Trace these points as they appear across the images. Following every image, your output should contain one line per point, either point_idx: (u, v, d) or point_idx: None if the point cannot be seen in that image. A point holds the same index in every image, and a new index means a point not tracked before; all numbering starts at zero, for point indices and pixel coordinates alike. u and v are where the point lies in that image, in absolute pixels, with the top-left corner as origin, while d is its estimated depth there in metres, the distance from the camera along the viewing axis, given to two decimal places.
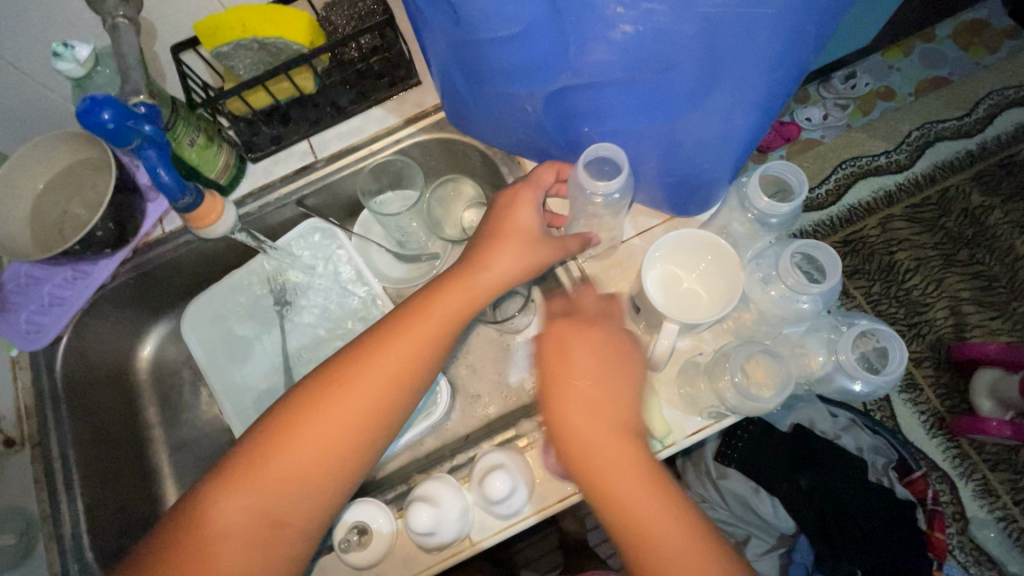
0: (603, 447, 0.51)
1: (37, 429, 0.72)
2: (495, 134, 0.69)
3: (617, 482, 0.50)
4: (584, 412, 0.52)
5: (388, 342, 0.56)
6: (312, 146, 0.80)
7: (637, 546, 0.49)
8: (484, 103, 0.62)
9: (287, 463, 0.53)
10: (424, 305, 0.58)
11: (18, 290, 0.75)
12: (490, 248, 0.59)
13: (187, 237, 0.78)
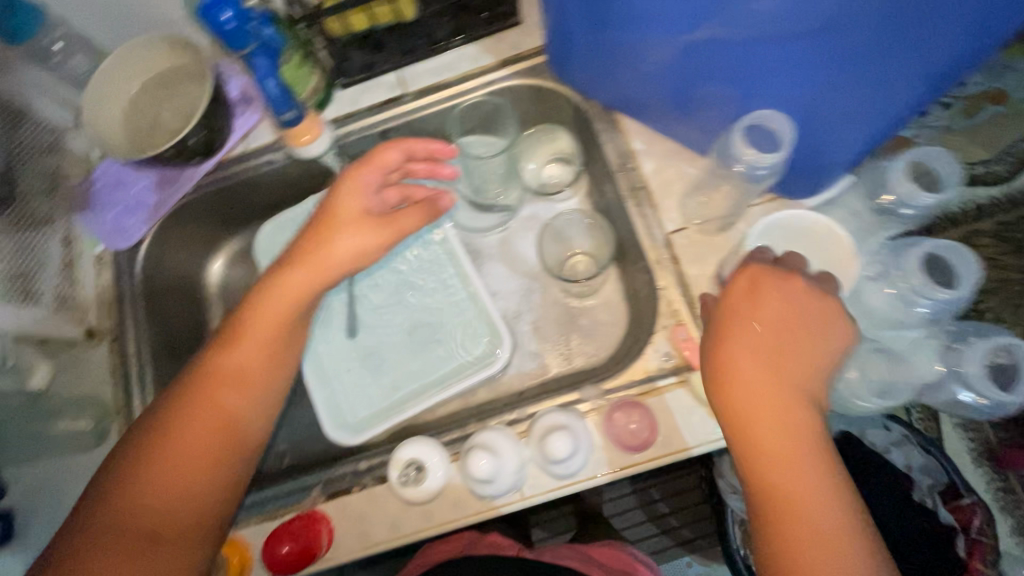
0: (773, 397, 0.50)
1: (114, 324, 0.75)
2: (608, 81, 0.66)
3: (767, 446, 0.50)
4: (762, 370, 0.51)
5: (244, 328, 0.62)
6: (401, 78, 0.77)
7: (775, 500, 0.49)
8: (608, 44, 0.59)
9: (180, 451, 0.57)
10: (258, 304, 0.63)
11: (108, 190, 0.77)
12: (329, 229, 0.65)
13: (268, 158, 0.77)
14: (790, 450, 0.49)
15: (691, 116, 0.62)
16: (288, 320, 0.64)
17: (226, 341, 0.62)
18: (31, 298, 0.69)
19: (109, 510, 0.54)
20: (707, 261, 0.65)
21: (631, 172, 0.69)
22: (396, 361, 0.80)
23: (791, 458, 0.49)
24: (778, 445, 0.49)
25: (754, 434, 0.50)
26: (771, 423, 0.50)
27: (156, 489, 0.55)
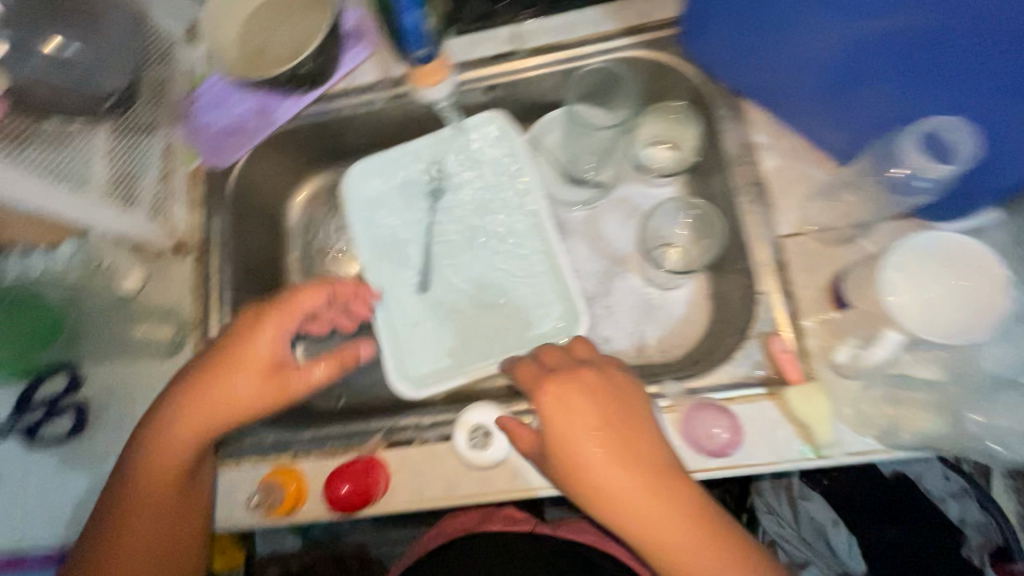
0: (628, 487, 0.50)
1: (200, 240, 0.76)
2: (751, 68, 0.63)
3: (677, 546, 0.49)
4: (624, 473, 0.50)
5: (153, 449, 0.59)
6: (516, 34, 0.74)
7: None
8: (767, 25, 0.57)
9: (145, 514, 0.60)
10: (201, 378, 0.60)
11: (209, 107, 0.77)
12: (227, 373, 0.59)
13: (371, 98, 0.76)
14: (706, 546, 0.49)
15: (841, 115, 0.58)
16: (213, 424, 0.60)
17: (165, 416, 0.60)
18: (129, 202, 0.68)
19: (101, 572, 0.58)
20: (819, 273, 0.61)
21: (750, 165, 0.65)
22: (464, 323, 0.78)
23: (709, 552, 0.49)
24: (689, 543, 0.49)
25: (658, 540, 0.49)
26: (667, 525, 0.49)
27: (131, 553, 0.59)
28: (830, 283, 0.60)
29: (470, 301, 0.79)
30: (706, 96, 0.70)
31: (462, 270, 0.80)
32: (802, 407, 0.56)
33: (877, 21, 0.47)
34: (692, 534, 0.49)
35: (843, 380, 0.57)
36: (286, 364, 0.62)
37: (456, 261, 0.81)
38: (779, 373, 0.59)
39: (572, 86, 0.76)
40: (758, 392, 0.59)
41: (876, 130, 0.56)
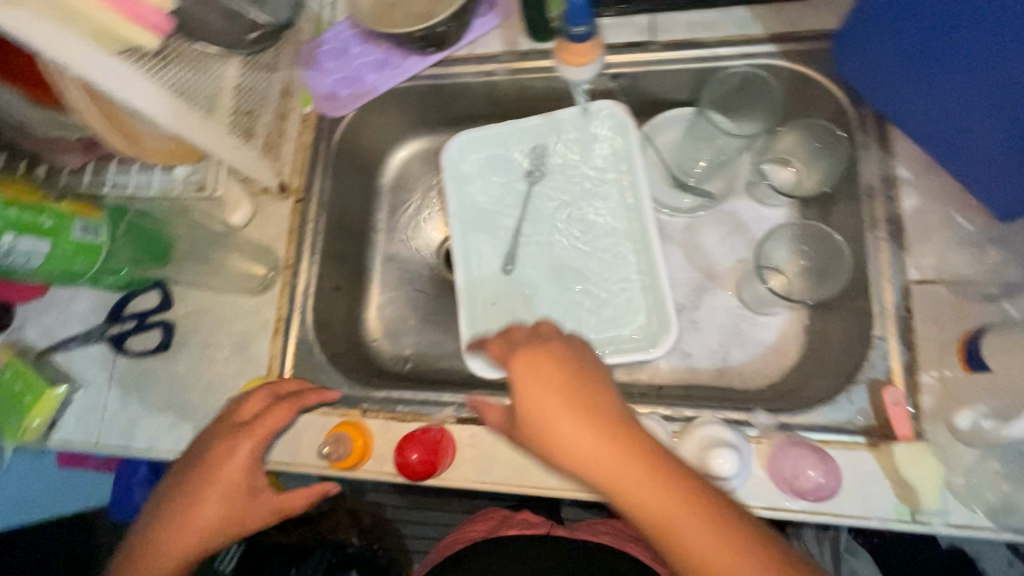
0: (598, 451, 0.45)
1: (303, 185, 0.76)
2: (916, 98, 0.58)
3: (671, 521, 0.43)
4: (590, 434, 0.45)
5: (157, 534, 0.56)
6: (653, 24, 0.71)
7: None
8: (944, 60, 0.52)
9: None
10: (234, 450, 0.58)
11: (332, 55, 0.77)
12: (203, 500, 0.56)
13: (492, 69, 0.74)
14: (696, 516, 0.43)
15: (1013, 169, 0.52)
16: (212, 516, 0.56)
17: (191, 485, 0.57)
18: (247, 137, 0.68)
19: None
20: (948, 328, 0.57)
21: (887, 201, 0.61)
22: (545, 311, 0.77)
23: (701, 522, 0.42)
24: (659, 499, 0.43)
25: (631, 501, 0.44)
26: (636, 481, 0.44)
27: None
28: (959, 340, 0.56)
29: (554, 291, 0.78)
30: (849, 118, 0.65)
31: (550, 258, 0.79)
32: (910, 468, 0.53)
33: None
34: (679, 497, 0.43)
35: (956, 445, 0.53)
36: (259, 490, 0.58)
37: (545, 248, 0.79)
38: (886, 427, 0.55)
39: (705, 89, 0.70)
40: (857, 441, 0.55)
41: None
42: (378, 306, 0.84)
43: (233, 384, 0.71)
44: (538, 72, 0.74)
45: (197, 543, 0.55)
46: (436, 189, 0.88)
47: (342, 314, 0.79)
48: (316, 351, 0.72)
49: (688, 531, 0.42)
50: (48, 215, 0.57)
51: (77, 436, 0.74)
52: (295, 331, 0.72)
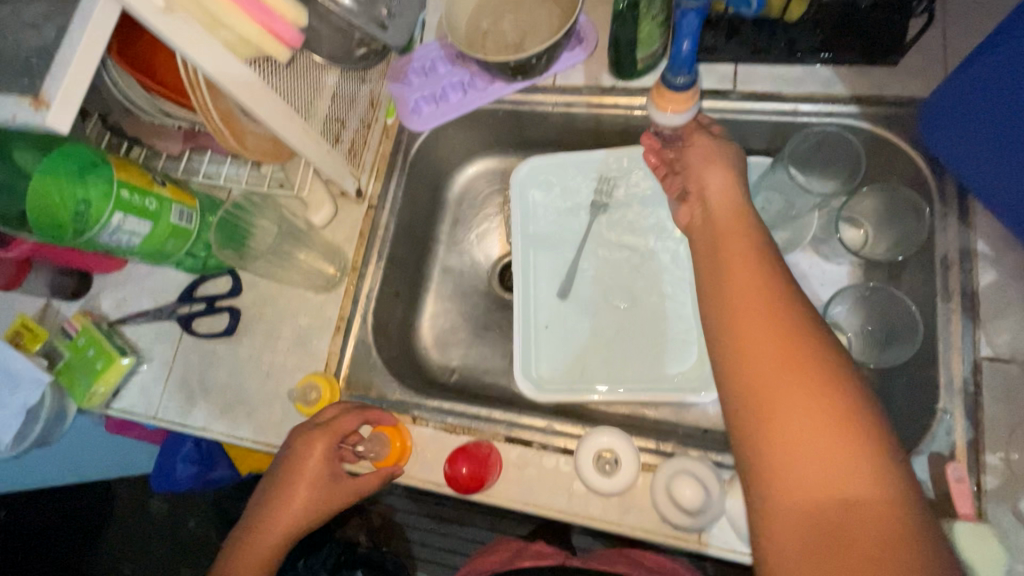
0: (742, 278, 0.45)
1: (378, 192, 0.79)
2: (1004, 178, 0.57)
3: (758, 348, 0.41)
4: (747, 276, 0.45)
5: (278, 476, 0.61)
6: (736, 74, 0.72)
7: (769, 429, 0.38)
8: None
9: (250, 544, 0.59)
10: (316, 441, 0.61)
11: (420, 72, 0.80)
12: (315, 446, 0.61)
13: (571, 101, 0.77)
14: (766, 327, 0.41)
15: None
16: (324, 464, 0.61)
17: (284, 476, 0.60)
18: (336, 142, 0.72)
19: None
20: (1014, 411, 0.56)
21: (964, 273, 0.61)
22: (596, 341, 0.78)
23: (767, 326, 0.41)
24: (763, 324, 0.42)
25: (732, 315, 0.43)
26: (753, 302, 0.43)
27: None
28: None
29: (607, 324, 0.78)
30: (928, 185, 0.65)
31: (608, 291, 0.80)
32: (973, 550, 0.52)
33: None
34: (758, 304, 0.43)
35: (1018, 528, 0.53)
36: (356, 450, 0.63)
37: (603, 280, 0.81)
38: (947, 503, 0.54)
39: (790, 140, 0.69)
40: None
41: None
42: (431, 315, 0.86)
43: (291, 375, 0.74)
44: (617, 108, 0.76)
45: (299, 502, 0.60)
46: (499, 208, 0.90)
47: (398, 319, 0.82)
48: (373, 352, 0.74)
49: (751, 329, 0.42)
50: (152, 199, 0.61)
51: (138, 406, 0.77)
52: (356, 331, 0.75)
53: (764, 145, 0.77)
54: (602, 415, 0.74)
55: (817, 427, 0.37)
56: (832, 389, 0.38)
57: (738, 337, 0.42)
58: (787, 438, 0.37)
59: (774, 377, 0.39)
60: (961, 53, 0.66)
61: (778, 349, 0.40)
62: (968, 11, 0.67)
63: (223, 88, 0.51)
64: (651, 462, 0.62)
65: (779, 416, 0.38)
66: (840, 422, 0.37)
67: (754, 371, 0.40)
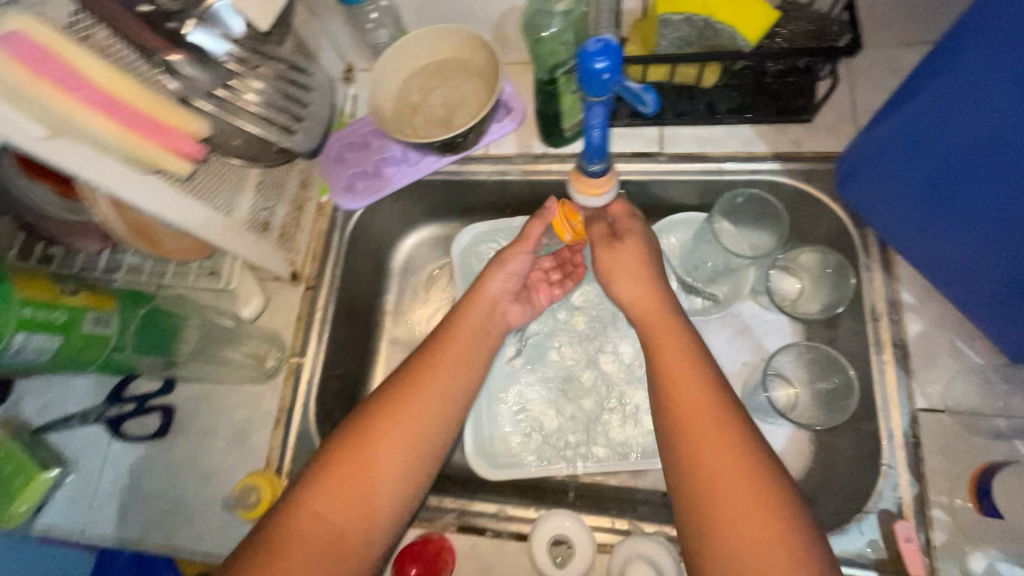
0: (677, 360, 0.52)
1: (315, 273, 0.77)
2: (921, 235, 0.59)
3: (695, 430, 0.48)
4: (678, 360, 0.52)
5: (394, 410, 0.56)
6: (662, 136, 0.73)
7: (705, 506, 0.45)
8: (940, 205, 0.55)
9: (372, 452, 0.54)
10: (446, 356, 0.61)
11: (351, 149, 0.79)
12: (429, 367, 0.60)
13: (505, 168, 0.77)
14: (698, 409, 0.49)
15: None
16: (454, 383, 0.60)
17: (418, 370, 0.59)
18: (265, 230, 0.70)
19: (326, 496, 0.52)
20: (954, 462, 0.57)
21: (892, 324, 0.62)
22: (547, 410, 0.76)
23: (705, 414, 0.48)
24: (695, 405, 0.49)
25: (671, 395, 0.50)
26: (688, 386, 0.50)
27: (364, 483, 0.53)
28: (971, 473, 0.56)
29: (557, 391, 0.77)
30: (852, 238, 0.67)
31: (555, 357, 0.78)
32: None
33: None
34: (693, 389, 0.50)
35: None
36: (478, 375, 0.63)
37: (550, 345, 0.78)
38: (898, 563, 0.54)
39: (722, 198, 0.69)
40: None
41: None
42: None
43: (230, 475, 0.70)
44: (550, 173, 0.76)
45: (428, 419, 0.57)
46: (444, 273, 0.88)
47: (345, 400, 0.78)
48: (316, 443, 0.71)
49: (692, 418, 0.48)
50: (62, 311, 0.57)
51: (64, 522, 0.71)
52: (297, 422, 0.71)
53: (696, 202, 0.78)
54: (557, 488, 0.71)
55: (748, 506, 0.43)
56: (754, 468, 0.45)
57: (678, 424, 0.49)
58: (724, 519, 0.44)
59: (713, 464, 0.46)
60: (871, 109, 0.69)
61: (708, 427, 0.47)
62: (874, 68, 0.70)
63: (137, 207, 0.51)
64: (607, 541, 0.61)
65: (717, 495, 0.45)
66: (760, 497, 0.44)
67: (693, 447, 0.47)
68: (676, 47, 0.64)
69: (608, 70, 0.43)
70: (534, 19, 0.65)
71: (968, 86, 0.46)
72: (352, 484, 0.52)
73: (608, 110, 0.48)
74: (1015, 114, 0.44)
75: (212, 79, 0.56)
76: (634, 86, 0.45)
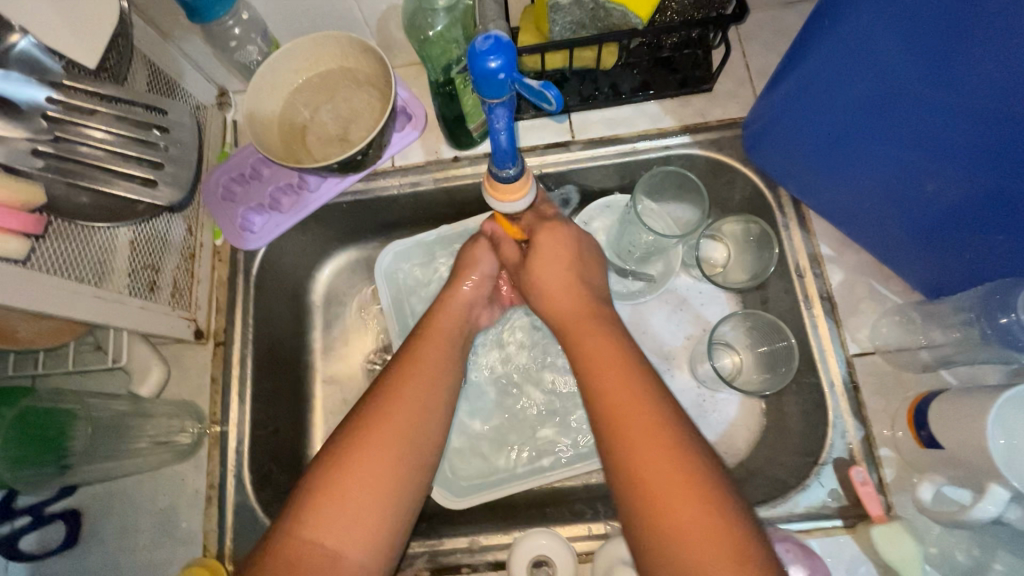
0: (604, 349, 0.52)
1: (223, 327, 0.69)
2: (827, 190, 0.61)
3: (631, 423, 0.46)
4: (607, 355, 0.51)
5: (380, 411, 0.51)
6: (572, 124, 0.71)
7: (648, 500, 0.43)
8: (839, 160, 0.57)
9: (364, 465, 0.48)
10: (414, 359, 0.55)
11: (240, 183, 0.71)
12: (402, 371, 0.54)
13: (416, 179, 0.72)
14: (632, 405, 0.47)
15: (931, 255, 0.56)
16: (438, 375, 0.55)
17: (387, 381, 0.54)
18: (152, 291, 0.61)
19: (308, 520, 0.46)
20: (891, 398, 0.60)
21: (817, 278, 0.64)
22: (505, 426, 0.72)
23: (636, 417, 0.47)
24: (626, 397, 0.48)
25: (603, 389, 0.49)
26: (617, 375, 0.49)
27: (345, 502, 0.47)
28: (906, 408, 0.59)
29: (509, 403, 0.73)
30: (767, 200, 0.68)
31: (499, 369, 0.74)
32: (888, 548, 0.53)
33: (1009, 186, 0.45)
34: (624, 380, 0.49)
35: (922, 517, 0.55)
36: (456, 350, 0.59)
37: (495, 355, 0.75)
38: (858, 506, 0.57)
39: (642, 175, 0.67)
40: (832, 525, 0.57)
41: (963, 281, 0.55)
42: (324, 436, 0.76)
43: (163, 572, 0.61)
44: (464, 177, 0.72)
45: (415, 413, 0.52)
46: (370, 298, 0.82)
47: (284, 458, 0.71)
48: (258, 514, 0.63)
49: (624, 417, 0.47)
50: None
51: None
52: (231, 496, 0.64)
53: (617, 184, 0.76)
54: (527, 503, 0.69)
55: (697, 511, 0.42)
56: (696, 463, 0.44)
57: (610, 417, 0.48)
58: (672, 521, 0.42)
59: (653, 468, 0.44)
60: (764, 72, 0.70)
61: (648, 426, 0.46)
62: (762, 31, 0.71)
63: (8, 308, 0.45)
64: (586, 549, 0.60)
65: (658, 495, 0.43)
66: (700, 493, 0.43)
67: (635, 446, 0.45)
68: (571, 31, 0.62)
69: (503, 69, 0.39)
70: (416, 18, 0.60)
71: (858, 43, 0.46)
72: (335, 501, 0.47)
73: (512, 109, 0.44)
74: (908, 68, 0.45)
75: (30, 134, 0.51)
76: (534, 82, 0.41)
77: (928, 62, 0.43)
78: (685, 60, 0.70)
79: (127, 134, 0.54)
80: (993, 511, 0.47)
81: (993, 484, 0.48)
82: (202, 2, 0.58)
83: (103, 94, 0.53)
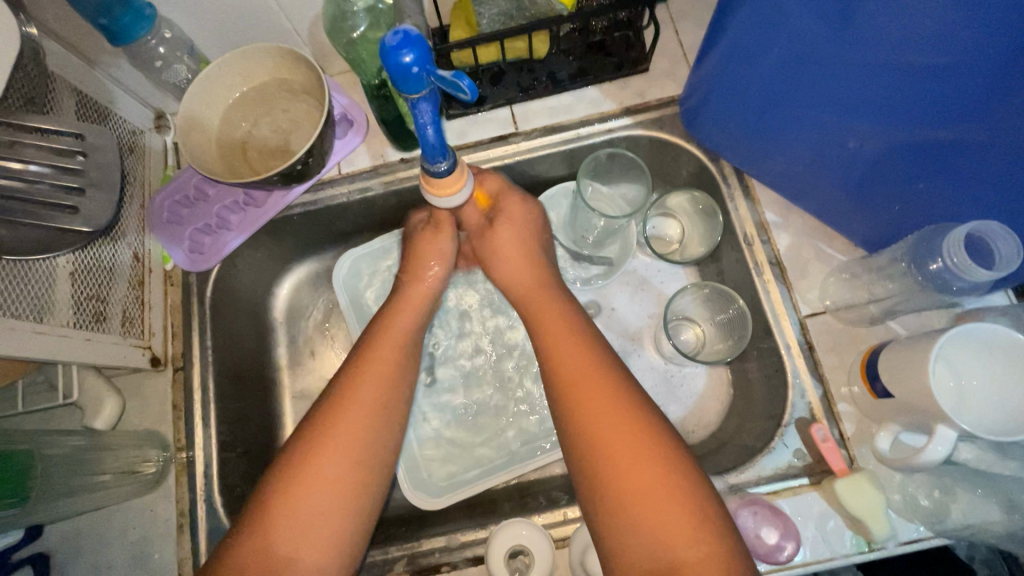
0: (554, 320, 0.55)
1: (180, 353, 0.68)
2: (764, 158, 0.62)
3: (582, 393, 0.49)
4: (558, 328, 0.54)
5: (334, 417, 0.51)
6: (514, 115, 0.71)
7: (596, 460, 0.46)
8: (767, 127, 0.57)
9: (320, 471, 0.48)
10: (374, 356, 0.55)
11: (186, 204, 0.70)
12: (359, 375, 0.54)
13: (364, 184, 0.72)
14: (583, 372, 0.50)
15: (863, 211, 0.58)
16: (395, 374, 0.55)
17: (341, 385, 0.53)
18: (101, 321, 0.60)
19: (265, 531, 0.46)
20: (845, 353, 0.61)
21: (764, 245, 0.65)
22: (477, 422, 0.72)
23: (592, 398, 0.49)
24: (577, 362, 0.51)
25: (555, 360, 0.52)
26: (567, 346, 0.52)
27: (302, 509, 0.47)
28: (859, 363, 0.60)
29: (479, 399, 0.73)
30: (710, 173, 0.69)
31: (465, 367, 0.74)
32: (853, 501, 0.54)
33: (923, 141, 0.47)
34: (572, 346, 0.52)
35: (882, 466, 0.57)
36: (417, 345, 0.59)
37: (461, 354, 0.75)
38: (822, 462, 0.58)
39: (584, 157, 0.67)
40: (799, 483, 0.58)
41: (900, 231, 0.57)
42: None
43: None
44: (411, 178, 0.72)
45: (372, 416, 0.52)
46: (333, 310, 0.82)
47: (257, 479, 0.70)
48: None
49: (579, 386, 0.49)
50: None
51: None
52: (203, 521, 0.63)
53: (566, 172, 0.76)
54: (506, 496, 0.68)
55: (646, 470, 0.44)
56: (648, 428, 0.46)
57: (564, 386, 0.50)
58: (624, 484, 0.44)
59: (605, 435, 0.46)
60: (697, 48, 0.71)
61: (599, 396, 0.48)
62: (692, 9, 0.72)
63: None
64: (563, 534, 0.60)
65: (611, 460, 0.45)
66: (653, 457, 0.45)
67: (590, 418, 0.47)
68: (500, 22, 0.63)
69: (417, 63, 0.39)
70: (337, 21, 0.61)
71: (766, 10, 0.47)
72: (289, 510, 0.46)
73: (436, 103, 0.45)
74: (813, 30, 0.45)
75: None
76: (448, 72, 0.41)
77: (830, 22, 0.44)
78: (618, 43, 0.70)
79: (54, 163, 0.54)
80: (943, 452, 0.49)
81: (943, 426, 0.48)
82: (119, 24, 0.57)
83: (16, 123, 0.52)
